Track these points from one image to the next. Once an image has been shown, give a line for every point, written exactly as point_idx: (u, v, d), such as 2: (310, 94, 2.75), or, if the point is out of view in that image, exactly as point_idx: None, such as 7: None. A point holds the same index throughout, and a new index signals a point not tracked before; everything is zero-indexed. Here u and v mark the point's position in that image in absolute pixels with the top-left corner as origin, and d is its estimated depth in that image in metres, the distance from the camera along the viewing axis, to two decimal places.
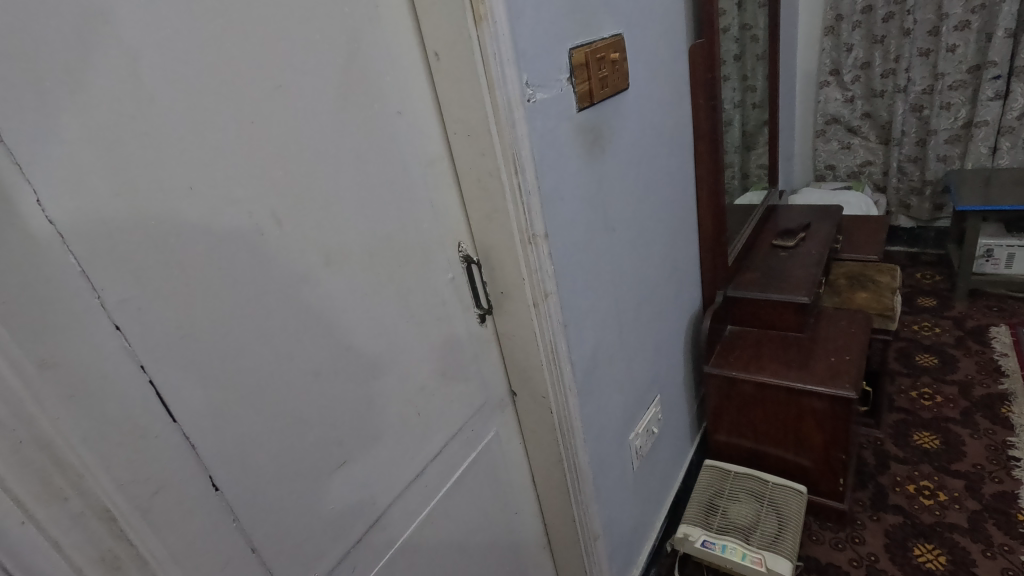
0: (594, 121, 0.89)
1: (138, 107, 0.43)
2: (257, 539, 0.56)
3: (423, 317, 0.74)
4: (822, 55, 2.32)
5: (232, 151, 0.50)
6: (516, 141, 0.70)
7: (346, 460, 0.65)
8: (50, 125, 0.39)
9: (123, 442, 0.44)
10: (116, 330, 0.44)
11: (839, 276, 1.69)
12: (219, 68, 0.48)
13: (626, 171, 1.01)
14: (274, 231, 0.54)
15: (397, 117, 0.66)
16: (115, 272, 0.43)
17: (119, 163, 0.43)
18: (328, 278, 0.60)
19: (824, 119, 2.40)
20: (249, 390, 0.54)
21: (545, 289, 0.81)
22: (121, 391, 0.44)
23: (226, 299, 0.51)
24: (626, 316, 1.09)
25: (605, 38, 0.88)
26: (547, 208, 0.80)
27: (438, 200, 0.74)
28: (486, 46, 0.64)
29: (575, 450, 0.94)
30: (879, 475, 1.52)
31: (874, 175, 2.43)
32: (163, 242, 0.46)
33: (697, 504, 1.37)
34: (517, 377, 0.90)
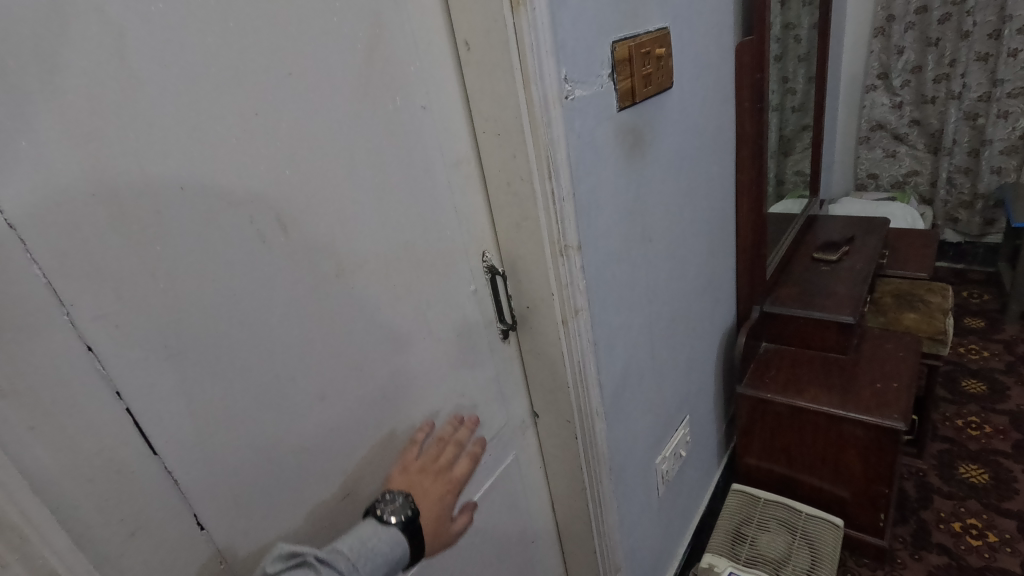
0: (636, 121, 0.81)
1: (122, 93, 0.37)
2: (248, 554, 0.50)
3: (440, 334, 0.67)
4: (870, 57, 2.17)
5: (233, 147, 0.44)
6: (552, 142, 0.63)
7: (352, 491, 0.59)
8: (14, 113, 0.33)
9: (94, 476, 0.39)
10: (88, 350, 0.38)
11: (884, 294, 1.58)
12: (220, 51, 0.42)
13: (665, 176, 0.92)
14: (276, 237, 0.48)
15: (420, 112, 0.59)
16: (88, 284, 0.38)
17: (97, 160, 0.37)
18: (338, 290, 0.54)
19: (869, 125, 2.26)
20: (242, 413, 0.48)
21: (576, 305, 0.73)
22: (90, 420, 0.39)
23: (222, 314, 0.45)
24: (659, 332, 1.01)
25: (651, 31, 0.80)
26: (582, 216, 0.73)
27: (463, 205, 0.67)
28: (524, 35, 0.57)
29: (600, 480, 0.87)
30: (921, 510, 1.41)
31: (920, 186, 2.29)
32: (147, 250, 0.40)
33: (724, 531, 1.28)
34: (539, 397, 0.83)
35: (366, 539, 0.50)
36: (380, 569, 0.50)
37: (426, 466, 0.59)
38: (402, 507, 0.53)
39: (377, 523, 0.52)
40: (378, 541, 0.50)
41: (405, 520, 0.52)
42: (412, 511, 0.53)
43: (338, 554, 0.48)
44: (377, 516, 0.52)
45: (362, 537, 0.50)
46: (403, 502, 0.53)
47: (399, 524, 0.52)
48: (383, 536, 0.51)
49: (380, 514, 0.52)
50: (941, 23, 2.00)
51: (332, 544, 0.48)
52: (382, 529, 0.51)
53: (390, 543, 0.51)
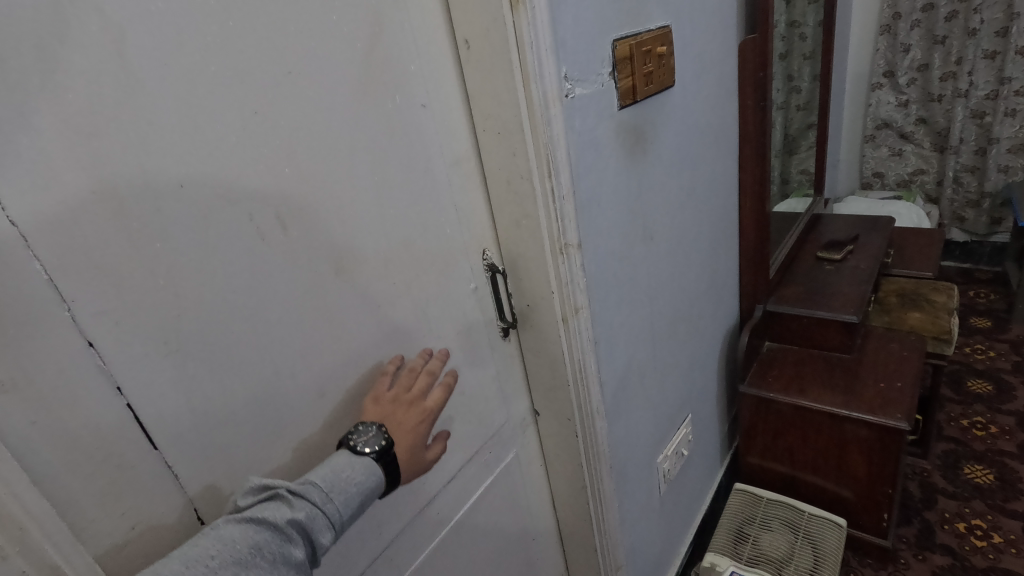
0: (637, 120, 0.81)
1: (122, 92, 0.38)
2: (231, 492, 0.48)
3: (440, 331, 0.68)
4: (876, 55, 2.15)
5: (232, 145, 0.44)
6: (552, 140, 0.63)
7: None
8: (14, 112, 0.34)
9: (95, 472, 0.40)
10: (89, 347, 0.39)
11: (888, 293, 1.57)
12: (219, 49, 0.42)
13: (666, 174, 0.92)
14: (276, 234, 0.48)
15: (420, 110, 0.59)
16: (88, 281, 0.38)
17: (97, 158, 0.37)
18: (338, 287, 0.54)
19: (874, 123, 2.24)
20: (242, 409, 0.48)
21: (576, 303, 0.73)
22: (91, 416, 0.39)
23: (222, 311, 0.46)
24: (661, 331, 1.01)
25: (653, 30, 0.80)
26: (582, 214, 0.73)
27: (463, 204, 0.67)
28: (523, 34, 0.57)
29: (600, 479, 0.87)
30: (925, 510, 1.41)
31: (927, 185, 2.27)
32: (147, 248, 0.41)
33: (726, 530, 1.28)
34: (540, 395, 0.83)
35: (339, 470, 0.48)
36: (357, 498, 0.47)
37: (398, 396, 0.56)
38: (376, 437, 0.50)
39: (350, 453, 0.49)
40: (352, 470, 0.48)
41: (379, 451, 0.50)
42: (385, 442, 0.51)
43: (311, 485, 0.46)
44: (350, 448, 0.49)
45: (334, 468, 0.47)
46: (376, 433, 0.51)
47: (373, 455, 0.49)
48: (357, 467, 0.48)
49: (353, 445, 0.50)
50: (948, 21, 1.98)
51: (306, 474, 0.46)
52: (356, 460, 0.49)
53: (365, 473, 0.48)
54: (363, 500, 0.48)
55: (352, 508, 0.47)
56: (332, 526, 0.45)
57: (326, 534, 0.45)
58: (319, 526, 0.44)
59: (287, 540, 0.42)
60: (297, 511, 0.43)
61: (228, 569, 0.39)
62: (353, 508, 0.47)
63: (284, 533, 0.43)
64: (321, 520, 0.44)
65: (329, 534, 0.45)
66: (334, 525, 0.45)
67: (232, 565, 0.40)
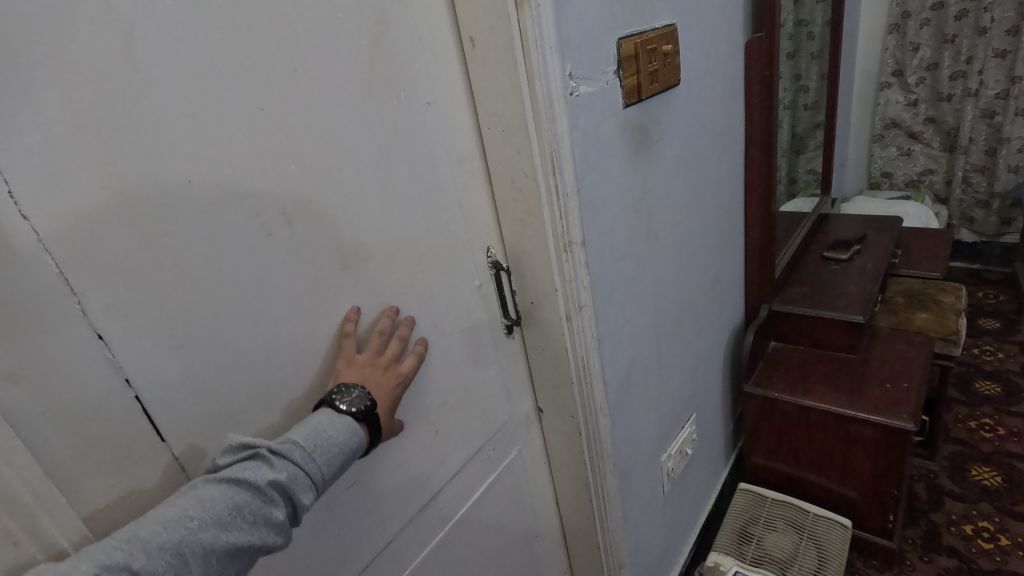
0: (642, 118, 0.81)
1: (131, 89, 0.38)
2: (213, 449, 0.47)
3: (444, 327, 0.68)
4: (885, 55, 2.14)
5: (240, 142, 0.45)
6: (556, 138, 0.63)
7: (354, 481, 0.61)
8: (27, 108, 0.34)
9: (99, 457, 0.40)
10: (99, 340, 0.39)
11: (895, 293, 1.57)
12: (227, 48, 0.43)
13: (671, 173, 0.92)
14: (281, 230, 0.49)
15: (425, 108, 0.60)
16: (99, 276, 0.39)
17: (108, 153, 0.38)
18: (343, 283, 0.55)
19: (883, 123, 2.23)
20: (246, 402, 0.49)
21: (580, 301, 0.73)
22: (101, 407, 0.40)
23: (229, 306, 0.46)
24: (665, 329, 1.01)
25: (658, 28, 0.80)
26: (587, 212, 0.73)
27: (468, 202, 0.68)
28: (528, 32, 0.58)
29: (604, 477, 0.87)
30: (932, 512, 1.40)
31: (935, 185, 2.25)
32: (156, 243, 0.41)
33: (730, 530, 1.28)
34: (544, 393, 0.84)
35: (321, 429, 0.47)
36: (340, 457, 0.47)
37: (372, 359, 0.55)
38: (361, 399, 0.50)
39: (332, 412, 0.49)
40: (334, 430, 0.48)
41: (362, 412, 0.50)
42: (370, 404, 0.51)
43: (292, 444, 0.46)
44: (334, 407, 0.49)
45: (316, 428, 0.47)
46: (360, 395, 0.51)
47: (355, 415, 0.49)
48: (339, 426, 0.48)
49: (337, 404, 0.49)
50: (958, 19, 1.97)
51: (286, 433, 0.46)
52: (338, 419, 0.48)
53: (346, 433, 0.48)
54: (346, 459, 0.48)
55: (334, 467, 0.47)
56: (313, 486, 0.46)
57: (307, 495, 0.45)
58: (300, 486, 0.44)
59: (268, 500, 0.43)
60: (277, 472, 0.44)
61: (208, 528, 0.40)
62: (335, 468, 0.47)
63: (264, 493, 0.43)
64: (303, 480, 0.45)
65: (311, 493, 0.45)
66: (316, 485, 0.46)
67: (212, 524, 0.40)
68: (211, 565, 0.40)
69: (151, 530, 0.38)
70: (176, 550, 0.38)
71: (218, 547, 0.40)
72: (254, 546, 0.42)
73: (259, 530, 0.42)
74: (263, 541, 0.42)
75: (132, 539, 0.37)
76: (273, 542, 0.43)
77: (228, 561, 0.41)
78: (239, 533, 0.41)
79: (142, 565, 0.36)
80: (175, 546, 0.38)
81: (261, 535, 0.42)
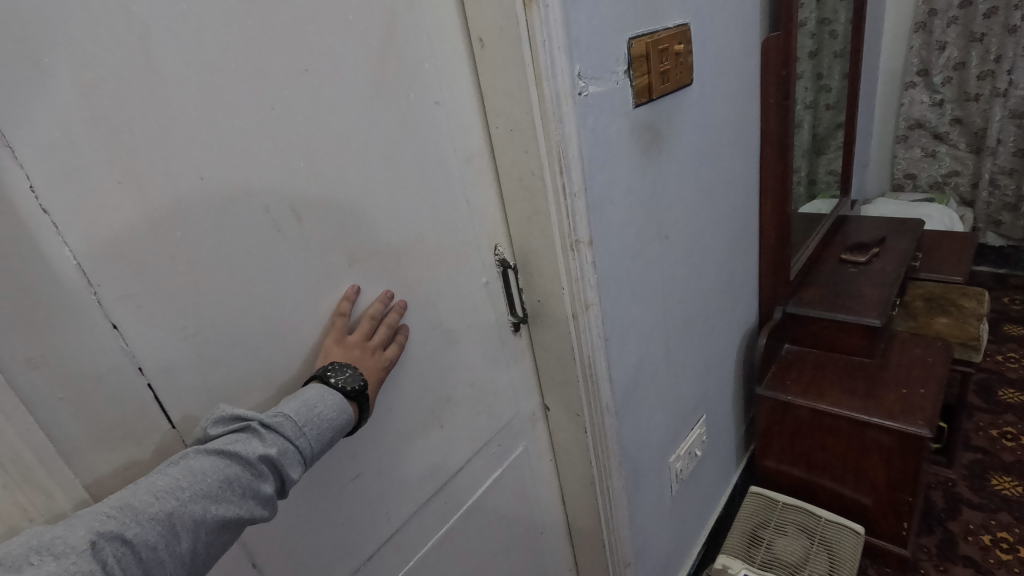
0: (652, 118, 0.81)
1: (146, 87, 0.40)
2: (204, 416, 0.47)
3: (450, 324, 0.69)
4: (910, 53, 2.09)
5: (251, 140, 0.46)
6: (564, 137, 0.64)
7: (359, 472, 0.62)
8: (46, 106, 0.36)
9: (102, 429, 0.41)
10: (114, 328, 0.41)
11: (915, 296, 1.53)
12: (239, 48, 0.44)
13: (682, 172, 0.92)
14: (290, 226, 0.50)
15: (434, 107, 0.61)
16: (112, 266, 0.40)
17: (123, 148, 0.40)
18: (347, 277, 0.56)
19: (907, 123, 2.18)
20: (250, 389, 0.50)
21: (587, 300, 0.74)
22: (116, 393, 0.42)
23: (237, 298, 0.48)
24: (675, 329, 1.00)
25: (670, 28, 0.80)
26: (595, 211, 0.73)
27: (476, 200, 0.69)
28: (535, 32, 0.58)
29: (610, 475, 0.87)
30: (949, 520, 1.37)
31: (961, 187, 2.20)
32: (169, 238, 0.43)
33: (739, 533, 1.27)
34: (550, 390, 0.84)
35: (312, 403, 0.49)
36: (328, 432, 0.49)
37: (361, 342, 0.55)
38: (353, 377, 0.52)
39: (323, 387, 0.50)
40: (325, 405, 0.49)
41: (352, 390, 0.51)
42: (362, 383, 0.52)
43: (282, 418, 0.47)
44: (326, 383, 0.51)
45: (307, 402, 0.48)
46: (353, 374, 0.52)
47: (346, 392, 0.51)
48: (329, 401, 0.49)
49: (330, 380, 0.51)
50: (987, 17, 1.90)
51: (277, 407, 0.48)
52: (328, 394, 0.50)
53: (335, 409, 0.50)
54: (334, 434, 0.50)
55: (323, 442, 0.48)
56: (301, 460, 0.47)
57: (295, 469, 0.46)
58: (289, 460, 0.46)
59: (257, 474, 0.44)
60: (268, 446, 0.45)
61: (199, 500, 0.40)
62: (324, 443, 0.49)
63: (254, 467, 0.44)
64: (292, 454, 0.46)
65: (299, 467, 0.47)
66: (304, 459, 0.47)
67: (203, 496, 0.41)
68: (201, 537, 0.40)
69: (142, 500, 0.39)
70: (167, 521, 0.39)
71: (209, 519, 0.40)
72: (242, 518, 0.43)
73: (248, 503, 0.43)
74: (251, 514, 0.43)
75: (123, 507, 0.38)
76: (260, 515, 0.44)
77: (217, 534, 0.41)
78: (229, 505, 0.42)
79: (135, 534, 0.37)
80: (166, 517, 0.39)
81: (249, 508, 0.43)
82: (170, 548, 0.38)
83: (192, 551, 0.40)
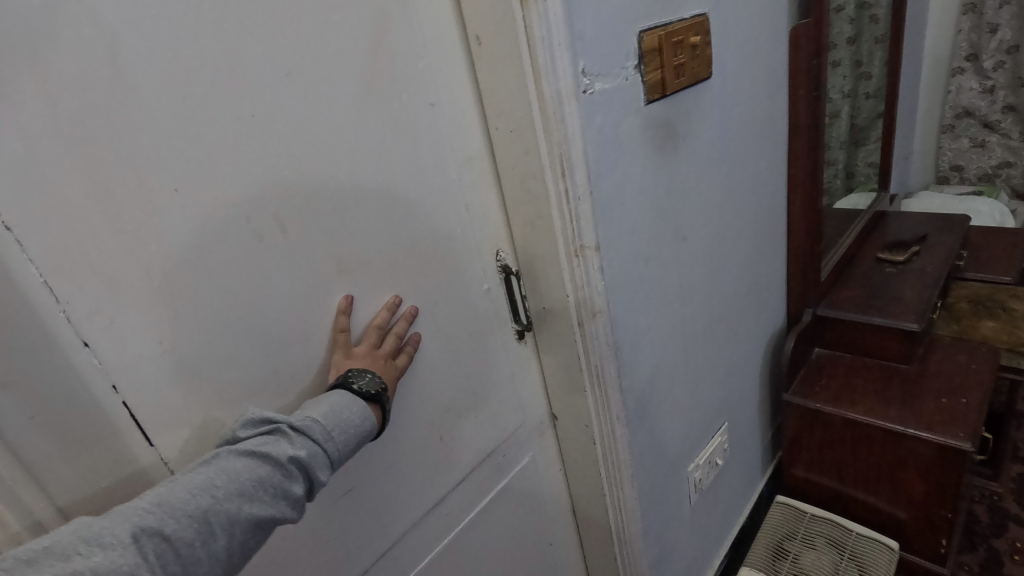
0: (667, 115, 0.76)
1: (114, 99, 0.39)
2: (227, 420, 0.49)
3: (449, 332, 0.67)
4: (959, 37, 1.95)
5: (229, 150, 0.45)
6: (566, 138, 0.60)
7: (352, 487, 0.61)
8: (10, 122, 0.35)
9: (77, 449, 0.41)
10: (85, 346, 0.40)
11: (960, 298, 1.43)
12: (214, 55, 0.43)
13: (702, 171, 0.87)
14: (276, 237, 0.49)
15: (430, 109, 0.59)
16: (85, 283, 0.40)
17: (92, 162, 0.39)
18: (340, 287, 0.55)
19: (954, 112, 2.04)
20: (260, 397, 0.51)
21: (594, 307, 0.70)
22: (89, 414, 0.41)
23: (221, 311, 0.47)
24: (693, 335, 0.96)
25: (686, 18, 0.75)
26: (604, 213, 0.69)
27: (477, 203, 0.66)
28: (533, 28, 0.55)
29: (620, 488, 0.84)
30: (994, 538, 1.28)
31: (1014, 179, 2.02)
32: (143, 251, 0.42)
33: (765, 544, 1.22)
34: (559, 400, 0.82)
35: (338, 408, 0.48)
36: (355, 438, 0.49)
37: (370, 351, 0.55)
38: (372, 381, 0.52)
39: (347, 393, 0.50)
40: (351, 411, 0.49)
41: (374, 395, 0.51)
42: (381, 387, 0.52)
43: (311, 422, 0.47)
44: (348, 388, 0.50)
45: (334, 407, 0.48)
46: (372, 379, 0.52)
47: (368, 396, 0.51)
48: (352, 406, 0.49)
49: (352, 386, 0.51)
50: None
51: (305, 410, 0.47)
52: (353, 399, 0.50)
53: (361, 415, 0.49)
54: (360, 440, 0.49)
55: (350, 447, 0.48)
56: (329, 463, 0.47)
57: (324, 472, 0.46)
58: (318, 463, 0.46)
59: (288, 475, 0.44)
60: (297, 448, 0.45)
61: (233, 499, 0.41)
62: (350, 447, 0.48)
63: (284, 468, 0.44)
64: (321, 457, 0.46)
65: (327, 470, 0.46)
66: (332, 462, 0.47)
67: (236, 495, 0.41)
68: (235, 536, 0.41)
69: (179, 497, 0.39)
70: (203, 518, 0.39)
71: (241, 518, 0.41)
72: (274, 518, 0.43)
73: (279, 503, 0.43)
74: (282, 514, 0.43)
75: (161, 503, 0.39)
76: (291, 516, 0.44)
77: (250, 533, 0.42)
78: (261, 505, 0.42)
79: (174, 530, 0.38)
80: (202, 514, 0.39)
81: (281, 509, 0.43)
82: (206, 546, 0.39)
83: (228, 549, 0.40)
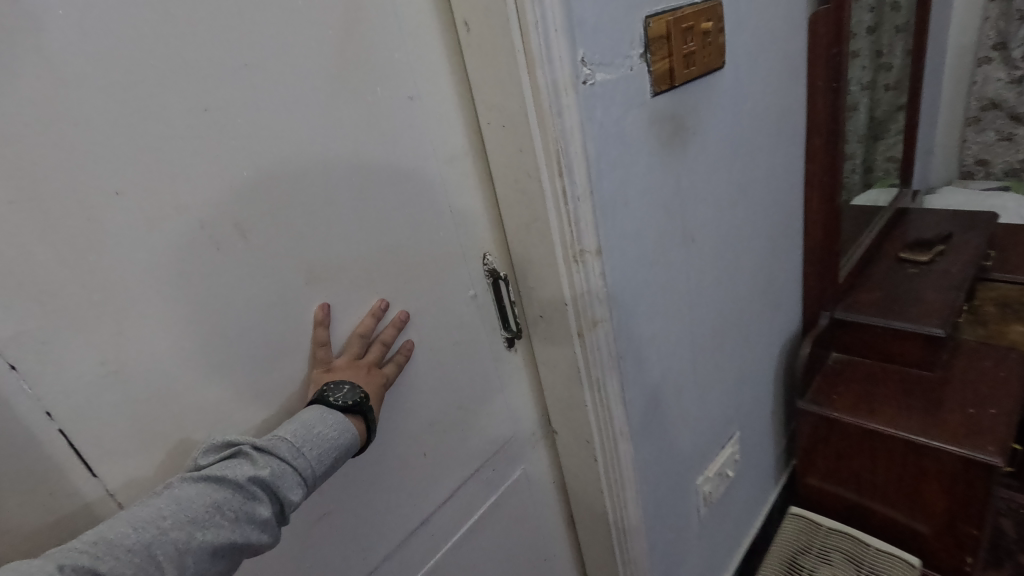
0: (675, 108, 0.71)
1: (41, 93, 0.34)
2: (188, 445, 0.44)
3: (428, 343, 0.62)
4: (986, 24, 1.82)
5: (181, 148, 0.40)
6: (563, 134, 0.55)
7: (327, 510, 0.56)
8: None
9: (7, 484, 0.37)
10: (12, 369, 0.36)
11: (987, 301, 1.34)
12: (161, 42, 0.38)
13: (713, 167, 0.82)
14: (234, 244, 0.44)
15: (409, 102, 0.54)
16: (13, 300, 0.35)
17: (16, 166, 0.34)
18: (316, 296, 0.50)
19: (979, 103, 1.90)
20: (225, 420, 0.47)
21: (595, 316, 0.65)
22: (20, 446, 0.37)
23: (176, 327, 0.42)
24: (703, 342, 0.90)
25: (697, 3, 0.69)
26: (607, 215, 0.64)
27: (461, 204, 0.61)
28: (526, 12, 0.50)
29: (624, 506, 0.79)
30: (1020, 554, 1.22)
31: None
32: (80, 263, 0.37)
33: (778, 558, 1.16)
34: (560, 414, 0.77)
35: (310, 424, 0.45)
36: (331, 454, 0.45)
37: (352, 362, 0.51)
38: (353, 392, 0.48)
39: (322, 407, 0.47)
40: (325, 425, 0.45)
41: (354, 407, 0.47)
42: (362, 396, 0.48)
43: (278, 440, 0.43)
44: (326, 403, 0.47)
45: (305, 422, 0.45)
46: (352, 389, 0.48)
47: (348, 408, 0.47)
48: (329, 420, 0.46)
49: (328, 399, 0.47)
50: None
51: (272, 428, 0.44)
52: (329, 413, 0.46)
53: (338, 429, 0.46)
54: (337, 456, 0.46)
55: (325, 463, 0.45)
56: (302, 482, 0.43)
57: (295, 492, 0.43)
58: (287, 483, 0.42)
59: (251, 497, 0.41)
60: (259, 469, 0.41)
61: (184, 527, 0.37)
62: (326, 465, 0.45)
63: (246, 491, 0.40)
64: (290, 476, 0.42)
65: (299, 490, 0.43)
66: (305, 481, 0.44)
67: (188, 523, 0.38)
68: (187, 567, 0.37)
69: (119, 531, 0.36)
70: (146, 551, 0.36)
71: (195, 547, 0.37)
72: (236, 544, 0.39)
73: (242, 528, 0.40)
74: (246, 539, 0.40)
75: (99, 540, 0.35)
76: (257, 540, 0.40)
77: (208, 562, 0.38)
78: (220, 531, 0.39)
79: (110, 568, 0.34)
80: (145, 548, 0.36)
81: (244, 534, 0.40)
82: None
83: None
